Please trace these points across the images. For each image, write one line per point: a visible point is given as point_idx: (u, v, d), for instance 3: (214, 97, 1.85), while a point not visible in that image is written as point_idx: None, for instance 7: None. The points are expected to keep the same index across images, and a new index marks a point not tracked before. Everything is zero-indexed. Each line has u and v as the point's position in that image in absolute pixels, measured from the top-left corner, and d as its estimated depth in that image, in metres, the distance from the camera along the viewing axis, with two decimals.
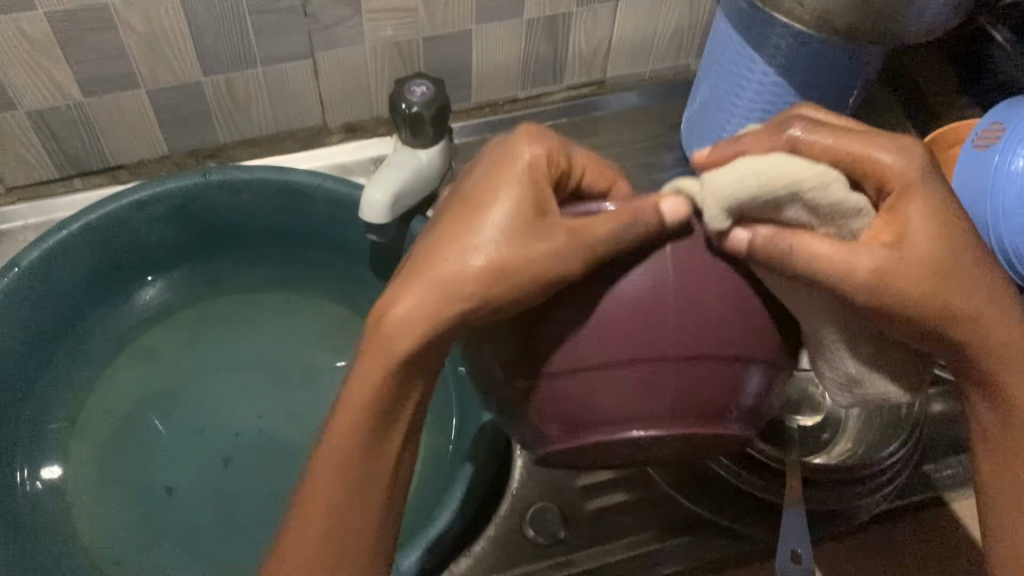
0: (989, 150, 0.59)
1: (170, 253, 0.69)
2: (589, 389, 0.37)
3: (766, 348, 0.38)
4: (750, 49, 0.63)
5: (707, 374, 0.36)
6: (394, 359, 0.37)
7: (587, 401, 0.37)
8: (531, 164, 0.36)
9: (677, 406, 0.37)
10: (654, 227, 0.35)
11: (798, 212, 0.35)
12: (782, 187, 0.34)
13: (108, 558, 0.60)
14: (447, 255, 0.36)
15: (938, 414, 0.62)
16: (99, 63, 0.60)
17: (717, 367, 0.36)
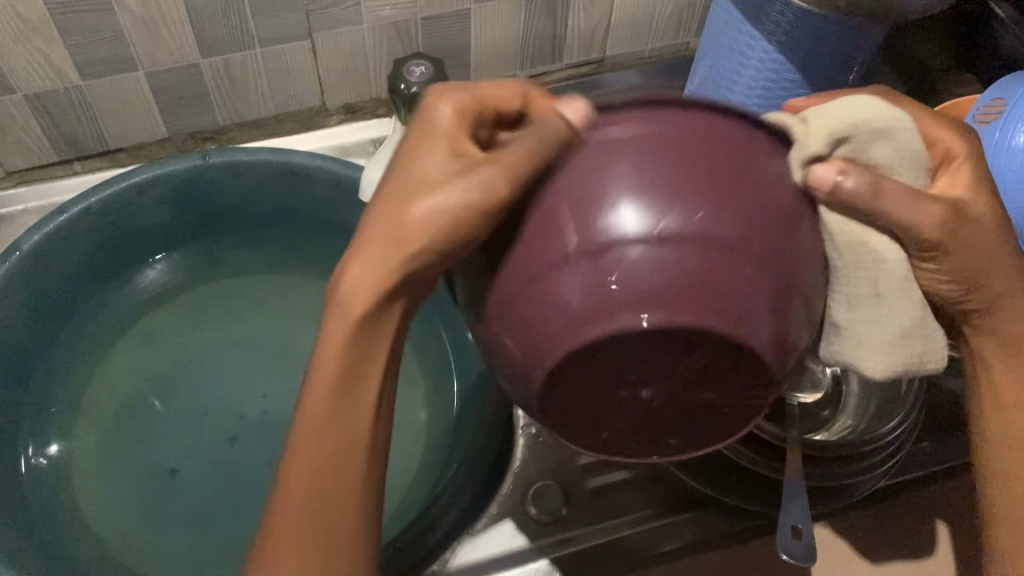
0: (990, 126, 0.59)
1: (171, 234, 0.70)
2: (551, 296, 0.33)
3: (774, 241, 0.33)
4: (749, 25, 0.62)
5: (700, 261, 0.32)
6: (352, 322, 0.37)
7: (552, 308, 0.33)
8: (450, 119, 0.36)
9: (673, 296, 0.32)
10: (564, 135, 0.35)
11: (878, 153, 0.37)
12: (856, 121, 0.35)
13: (113, 537, 0.60)
14: (400, 213, 0.36)
15: (939, 392, 0.62)
16: (97, 46, 0.59)
17: (713, 252, 0.32)
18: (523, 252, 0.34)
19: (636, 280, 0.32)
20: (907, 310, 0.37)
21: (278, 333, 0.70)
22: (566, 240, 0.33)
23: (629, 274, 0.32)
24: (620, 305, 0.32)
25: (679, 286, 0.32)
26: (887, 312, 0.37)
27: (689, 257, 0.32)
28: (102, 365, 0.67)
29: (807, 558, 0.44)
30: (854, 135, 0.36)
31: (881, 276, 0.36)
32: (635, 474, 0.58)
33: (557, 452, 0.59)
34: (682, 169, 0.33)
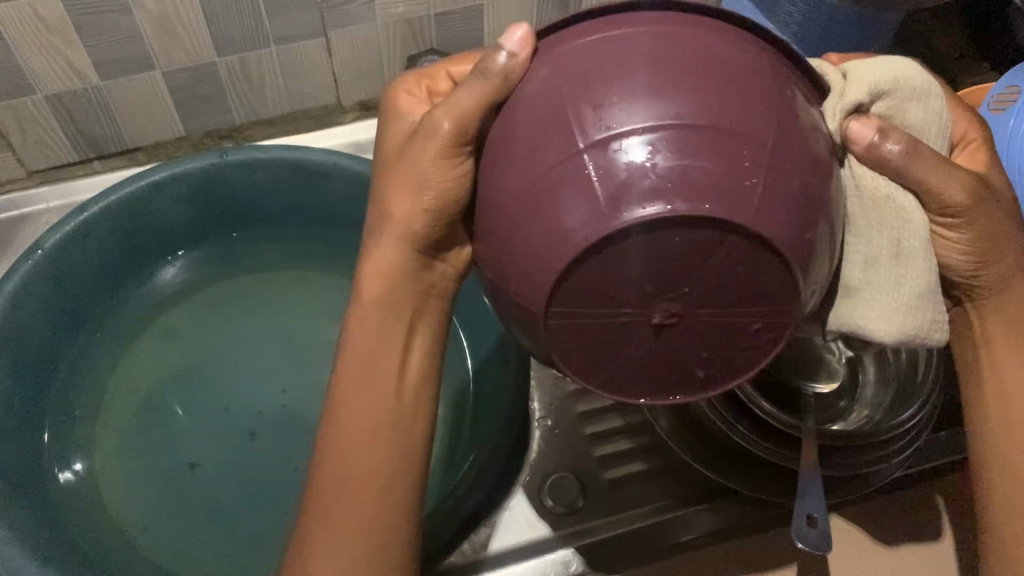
0: (1005, 113, 0.58)
1: (190, 231, 0.71)
2: (551, 190, 0.31)
3: (795, 143, 0.32)
4: (761, 16, 0.62)
5: (719, 133, 0.30)
6: (364, 306, 0.43)
7: (557, 206, 0.31)
8: (408, 111, 0.43)
9: (688, 177, 0.30)
10: (513, 66, 0.35)
11: (910, 114, 0.38)
12: (911, 80, 0.37)
13: (136, 529, 0.61)
14: (398, 208, 0.41)
15: (958, 380, 0.61)
16: (114, 46, 0.60)
17: (733, 126, 0.30)
18: (522, 153, 0.32)
19: (655, 173, 0.30)
20: (925, 272, 0.36)
21: (295, 328, 0.71)
22: (565, 133, 0.31)
23: (620, 199, 0.30)
24: (614, 218, 0.30)
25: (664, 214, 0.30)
26: (904, 272, 0.36)
27: (682, 96, 0.31)
28: (123, 361, 0.68)
29: (821, 546, 0.45)
30: (873, 96, 0.36)
31: (903, 234, 0.36)
32: (650, 466, 0.59)
33: (573, 444, 0.60)
34: (693, 65, 0.31)
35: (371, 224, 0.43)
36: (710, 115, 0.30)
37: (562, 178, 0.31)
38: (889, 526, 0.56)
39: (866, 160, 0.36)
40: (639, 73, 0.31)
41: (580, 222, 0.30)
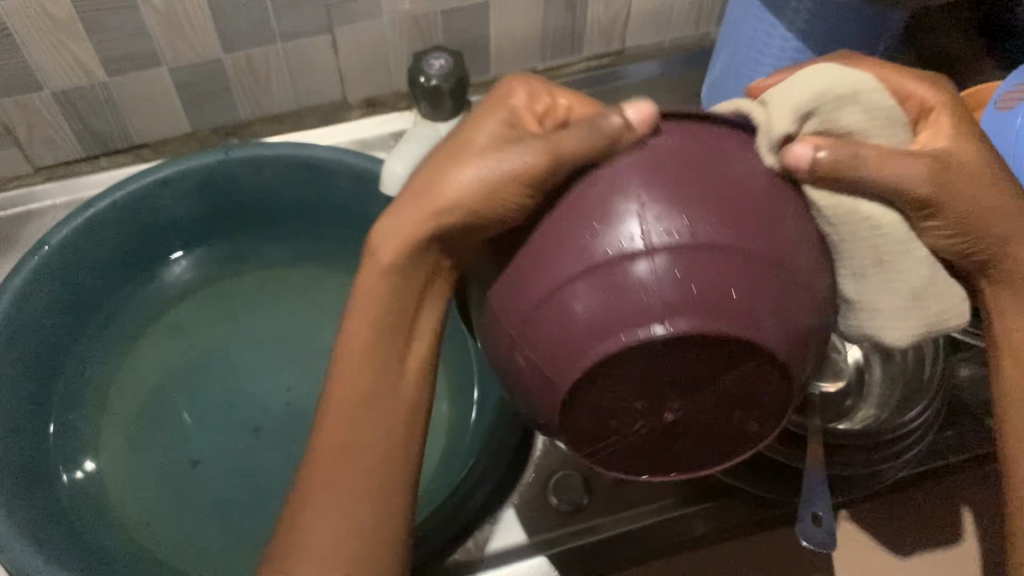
0: (1013, 112, 0.58)
1: (196, 227, 0.71)
2: (565, 304, 0.35)
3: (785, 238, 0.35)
4: (768, 14, 0.62)
5: (704, 294, 0.33)
6: (378, 274, 0.40)
7: (570, 325, 0.35)
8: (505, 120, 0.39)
9: (671, 307, 0.33)
10: (616, 131, 0.36)
11: (853, 117, 0.37)
12: (842, 89, 0.36)
13: (140, 522, 0.61)
14: (444, 193, 0.38)
15: (963, 380, 0.61)
16: (121, 42, 0.60)
17: (716, 272, 0.33)
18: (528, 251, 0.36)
19: (635, 282, 0.33)
20: (920, 267, 0.37)
21: (300, 326, 0.71)
22: (568, 251, 0.35)
23: (637, 290, 0.33)
24: (601, 273, 0.34)
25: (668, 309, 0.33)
26: (895, 271, 0.37)
27: (692, 220, 0.33)
28: (129, 357, 0.69)
29: (828, 543, 0.45)
30: (816, 106, 0.36)
31: (886, 243, 0.37)
32: None
33: None
34: (676, 177, 0.34)
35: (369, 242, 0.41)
36: (722, 228, 0.33)
37: (568, 269, 0.34)
38: (891, 527, 0.57)
39: (812, 174, 0.35)
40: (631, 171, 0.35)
41: (591, 308, 0.34)
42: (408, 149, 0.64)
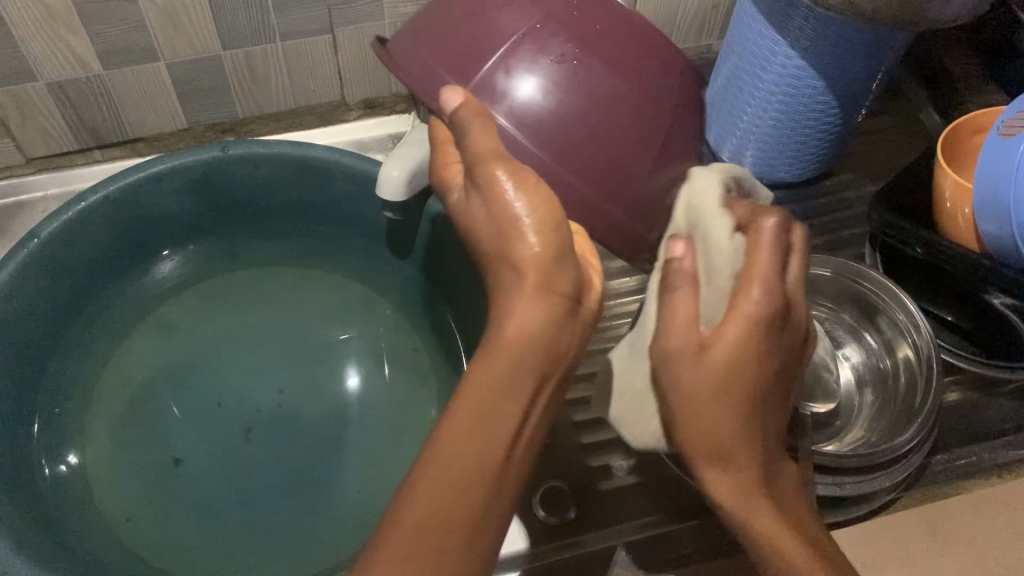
0: (1014, 138, 0.57)
1: (188, 224, 0.70)
2: (592, 117, 0.53)
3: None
4: (772, 31, 0.62)
5: (595, 39, 0.54)
6: (480, 385, 0.40)
7: (605, 105, 0.53)
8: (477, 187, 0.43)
9: (593, 49, 0.54)
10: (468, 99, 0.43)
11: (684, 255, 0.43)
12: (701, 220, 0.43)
13: (120, 517, 0.61)
14: (514, 277, 0.41)
15: (954, 404, 0.62)
16: (120, 35, 0.60)
17: (569, 25, 0.53)
18: (556, 125, 0.52)
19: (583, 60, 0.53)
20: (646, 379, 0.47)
21: (289, 326, 0.70)
22: (560, 94, 0.52)
23: (588, 58, 0.53)
24: (579, 82, 0.53)
25: (628, 52, 0.55)
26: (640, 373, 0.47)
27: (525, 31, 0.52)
28: (116, 353, 0.68)
29: None
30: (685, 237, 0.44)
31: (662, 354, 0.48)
32: (645, 481, 0.58)
33: (567, 454, 0.59)
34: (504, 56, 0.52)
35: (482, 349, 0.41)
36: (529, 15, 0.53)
37: (577, 96, 0.53)
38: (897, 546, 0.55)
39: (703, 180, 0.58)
40: (511, 66, 0.52)
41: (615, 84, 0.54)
42: (405, 153, 0.63)
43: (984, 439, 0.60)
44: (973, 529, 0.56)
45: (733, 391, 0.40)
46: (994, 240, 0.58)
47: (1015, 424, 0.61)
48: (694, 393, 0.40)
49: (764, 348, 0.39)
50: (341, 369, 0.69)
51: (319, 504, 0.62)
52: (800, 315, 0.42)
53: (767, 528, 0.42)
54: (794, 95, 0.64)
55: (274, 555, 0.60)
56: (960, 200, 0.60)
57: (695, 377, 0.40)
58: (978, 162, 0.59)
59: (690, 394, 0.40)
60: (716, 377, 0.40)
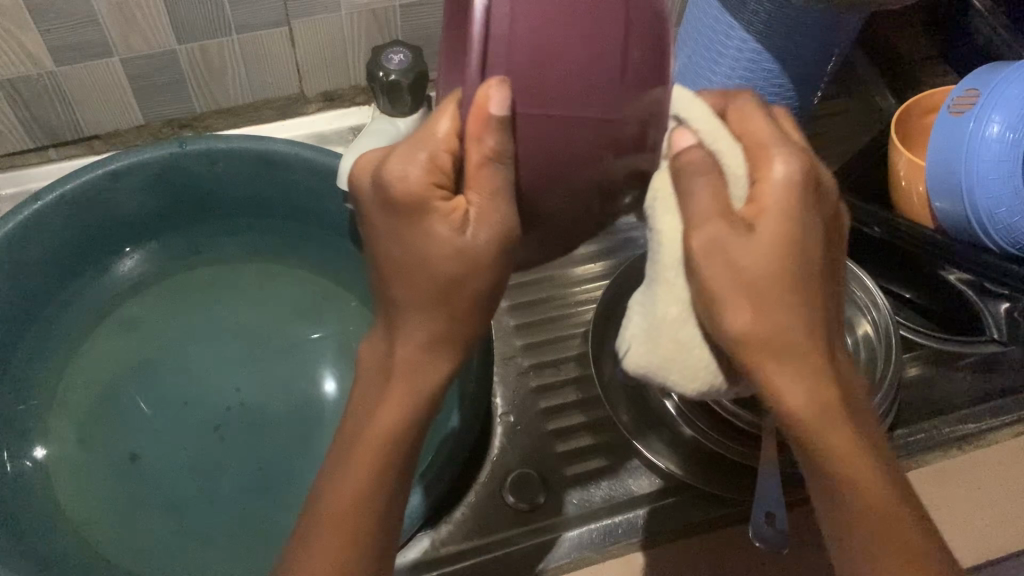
0: (963, 116, 0.59)
1: (147, 222, 0.69)
2: None
3: None
4: (727, 16, 0.62)
5: None
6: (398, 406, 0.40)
7: None
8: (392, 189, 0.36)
9: None
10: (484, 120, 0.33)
11: (738, 188, 0.38)
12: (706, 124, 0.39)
13: (81, 514, 0.60)
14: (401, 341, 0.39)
15: (914, 379, 0.63)
16: (71, 31, 0.59)
17: None
18: None
19: None
20: (559, 314, 0.66)
21: (251, 323, 0.70)
22: None
23: None
24: None
25: None
26: (545, 314, 0.66)
27: None
28: (78, 355, 0.67)
29: (778, 543, 0.50)
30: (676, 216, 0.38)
31: (563, 313, 0.66)
32: (612, 463, 0.59)
33: (533, 439, 0.60)
34: None
35: (387, 373, 0.40)
36: None
37: None
38: None
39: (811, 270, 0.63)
40: None
41: None
42: (365, 143, 0.63)
43: (947, 413, 0.61)
44: (927, 504, 0.56)
45: (788, 266, 0.36)
46: (947, 218, 0.59)
47: (980, 397, 0.61)
48: (754, 347, 0.37)
49: (800, 205, 0.37)
50: (304, 362, 0.68)
51: (287, 498, 0.62)
52: (781, 171, 0.37)
53: (844, 452, 0.38)
54: (751, 78, 0.64)
55: (243, 549, 0.60)
56: (914, 178, 0.61)
57: (755, 258, 0.36)
58: (930, 142, 0.60)
59: (755, 334, 0.37)
60: (763, 262, 0.36)
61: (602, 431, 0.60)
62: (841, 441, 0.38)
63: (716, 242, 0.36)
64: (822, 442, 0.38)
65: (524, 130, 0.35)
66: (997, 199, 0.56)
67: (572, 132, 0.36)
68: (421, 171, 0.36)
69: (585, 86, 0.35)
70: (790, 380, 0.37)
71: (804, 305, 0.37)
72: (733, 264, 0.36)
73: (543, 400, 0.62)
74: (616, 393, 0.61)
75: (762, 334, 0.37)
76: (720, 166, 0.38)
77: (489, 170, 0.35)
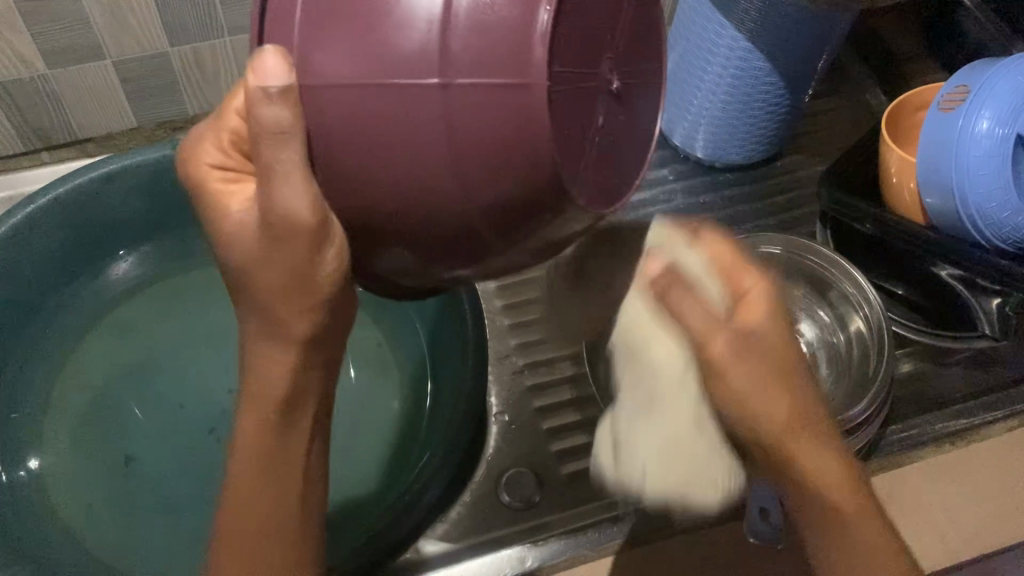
0: (953, 113, 0.59)
1: (139, 225, 0.69)
2: None
3: None
4: (719, 15, 0.63)
5: None
6: None
7: None
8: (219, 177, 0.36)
9: None
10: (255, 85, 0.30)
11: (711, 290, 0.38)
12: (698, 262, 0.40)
13: (76, 518, 0.60)
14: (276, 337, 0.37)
15: (907, 375, 0.63)
16: (63, 34, 0.59)
17: None
18: None
19: None
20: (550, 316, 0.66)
21: None
22: None
23: None
24: None
25: None
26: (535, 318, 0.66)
27: None
28: (72, 358, 0.67)
29: (771, 539, 0.52)
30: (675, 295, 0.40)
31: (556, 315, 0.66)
32: None
33: (528, 438, 0.60)
34: None
35: None
36: None
37: None
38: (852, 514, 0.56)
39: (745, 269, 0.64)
40: None
41: None
42: None
43: (940, 407, 0.61)
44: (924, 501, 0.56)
45: (787, 349, 0.38)
46: (938, 214, 0.60)
47: (971, 392, 0.62)
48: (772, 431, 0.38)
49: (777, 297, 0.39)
50: None
51: None
52: (754, 288, 0.38)
53: (864, 534, 0.39)
54: (743, 77, 0.65)
55: None
56: (906, 174, 0.61)
57: (752, 344, 0.37)
58: (921, 139, 0.60)
59: (781, 434, 0.38)
60: (766, 327, 0.37)
61: (598, 430, 0.60)
62: (862, 527, 0.39)
63: (734, 338, 0.37)
64: (862, 536, 0.39)
65: (325, 96, 0.30)
66: (987, 195, 0.56)
67: (384, 113, 0.29)
68: (212, 156, 0.36)
69: (416, 48, 0.28)
70: (831, 465, 0.39)
71: (800, 392, 0.38)
72: (760, 353, 0.37)
73: (538, 398, 0.62)
74: None
75: (779, 420, 0.38)
76: (698, 277, 0.39)
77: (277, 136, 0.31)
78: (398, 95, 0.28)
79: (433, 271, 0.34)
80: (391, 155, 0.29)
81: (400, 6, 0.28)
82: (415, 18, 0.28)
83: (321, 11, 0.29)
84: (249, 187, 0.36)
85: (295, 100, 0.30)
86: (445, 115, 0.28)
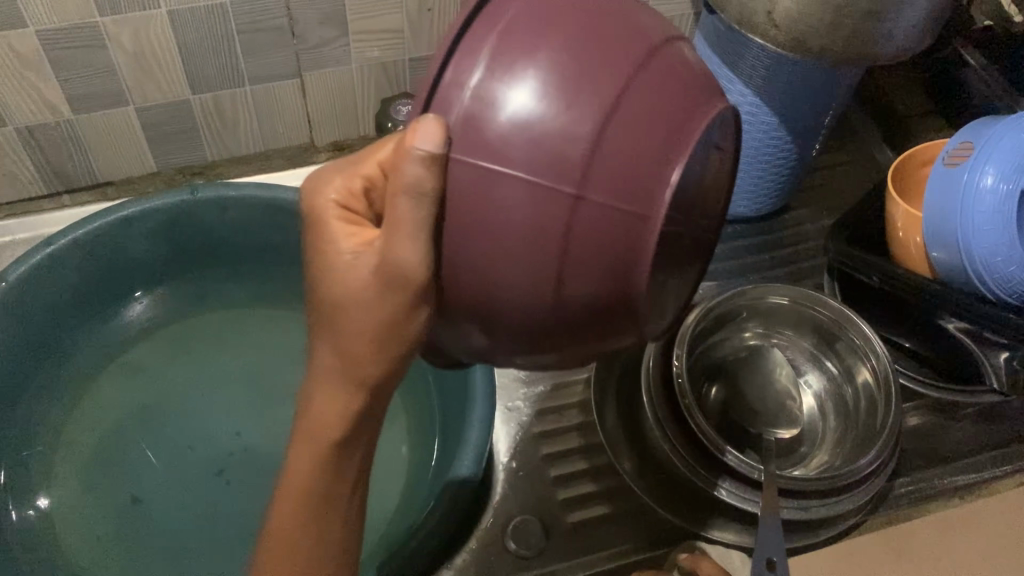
0: (958, 168, 0.60)
1: (156, 267, 0.70)
2: None
3: None
4: (727, 70, 0.64)
5: None
6: None
7: None
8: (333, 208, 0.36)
9: None
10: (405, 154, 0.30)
11: None
12: None
13: (81, 558, 0.60)
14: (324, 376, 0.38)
15: (914, 429, 0.63)
16: (89, 80, 0.61)
17: None
18: None
19: None
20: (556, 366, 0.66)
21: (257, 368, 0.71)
22: None
23: None
24: None
25: None
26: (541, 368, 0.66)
27: None
28: (84, 398, 0.68)
29: None
30: None
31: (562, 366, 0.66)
32: (614, 510, 0.59)
33: (536, 484, 0.60)
34: None
35: None
36: None
37: None
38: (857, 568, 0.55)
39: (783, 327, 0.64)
40: None
41: None
42: None
43: (945, 462, 0.61)
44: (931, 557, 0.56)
45: None
46: (944, 268, 0.60)
47: (976, 448, 0.62)
48: None
49: None
50: None
51: None
52: None
53: None
54: (751, 131, 0.66)
55: None
56: (911, 229, 0.62)
57: None
58: (927, 193, 0.61)
59: None
60: None
61: (605, 477, 0.60)
62: None
63: None
64: None
65: (455, 178, 0.31)
66: (992, 249, 0.56)
67: (519, 213, 0.30)
68: (337, 195, 0.36)
69: (553, 152, 0.30)
70: None
71: None
72: None
73: (544, 445, 0.62)
74: (619, 441, 0.61)
75: None
76: None
77: (402, 201, 0.31)
78: (527, 199, 0.30)
79: (489, 355, 0.36)
80: (504, 251, 0.31)
81: (536, 129, 0.30)
82: (551, 128, 0.30)
83: (474, 111, 0.31)
84: (370, 231, 0.36)
85: (439, 166, 0.30)
86: (569, 220, 0.30)
